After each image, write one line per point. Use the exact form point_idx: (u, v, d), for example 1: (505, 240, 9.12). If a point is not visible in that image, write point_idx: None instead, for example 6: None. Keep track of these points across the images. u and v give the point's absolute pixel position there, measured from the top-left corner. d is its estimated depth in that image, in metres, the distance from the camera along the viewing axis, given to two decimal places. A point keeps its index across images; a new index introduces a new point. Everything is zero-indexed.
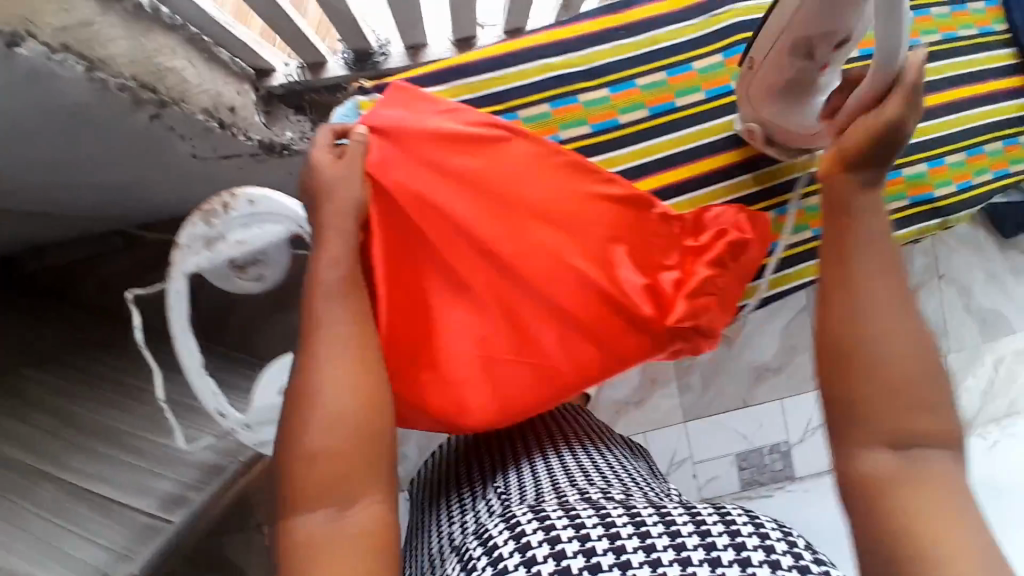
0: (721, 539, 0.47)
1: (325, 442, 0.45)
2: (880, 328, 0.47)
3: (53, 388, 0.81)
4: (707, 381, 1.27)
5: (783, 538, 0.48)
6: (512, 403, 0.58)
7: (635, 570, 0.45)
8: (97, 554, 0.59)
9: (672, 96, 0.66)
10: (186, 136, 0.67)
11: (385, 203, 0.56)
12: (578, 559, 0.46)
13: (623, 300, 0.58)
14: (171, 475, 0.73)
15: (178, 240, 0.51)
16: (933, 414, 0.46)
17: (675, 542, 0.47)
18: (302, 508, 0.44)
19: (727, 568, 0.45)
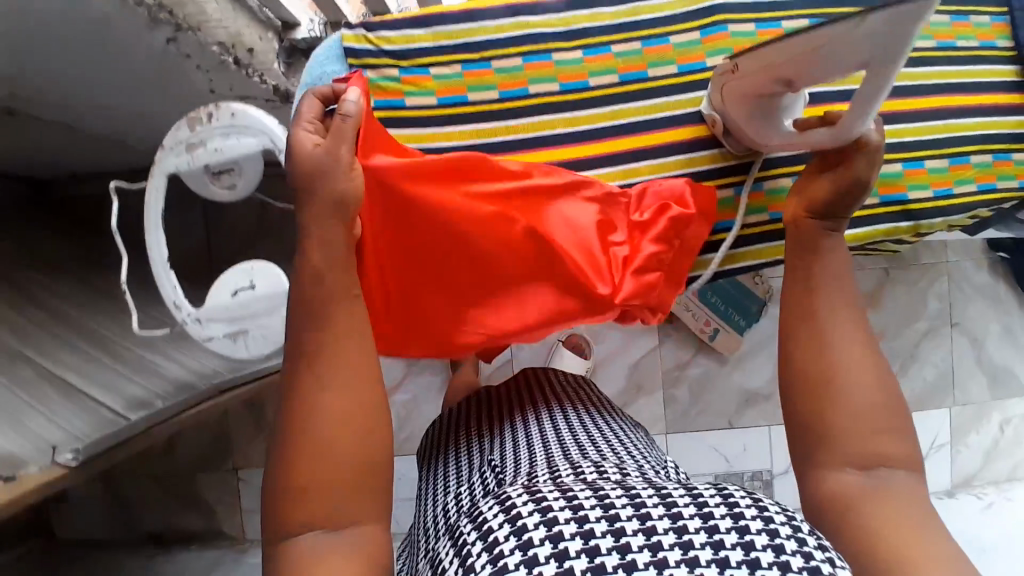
0: (723, 521, 0.42)
1: (316, 472, 0.43)
2: (837, 353, 0.51)
3: (60, 292, 0.88)
4: (695, 396, 1.24)
5: (789, 525, 0.42)
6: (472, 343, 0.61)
7: (635, 554, 0.41)
8: (55, 433, 0.63)
9: (636, 67, 0.64)
10: (202, 66, 0.73)
11: (375, 198, 0.54)
12: (574, 540, 0.42)
13: (590, 277, 0.59)
14: (141, 381, 0.78)
15: (163, 141, 0.55)
16: (889, 433, 0.48)
17: (675, 526, 0.42)
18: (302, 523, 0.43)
19: (730, 551, 0.40)
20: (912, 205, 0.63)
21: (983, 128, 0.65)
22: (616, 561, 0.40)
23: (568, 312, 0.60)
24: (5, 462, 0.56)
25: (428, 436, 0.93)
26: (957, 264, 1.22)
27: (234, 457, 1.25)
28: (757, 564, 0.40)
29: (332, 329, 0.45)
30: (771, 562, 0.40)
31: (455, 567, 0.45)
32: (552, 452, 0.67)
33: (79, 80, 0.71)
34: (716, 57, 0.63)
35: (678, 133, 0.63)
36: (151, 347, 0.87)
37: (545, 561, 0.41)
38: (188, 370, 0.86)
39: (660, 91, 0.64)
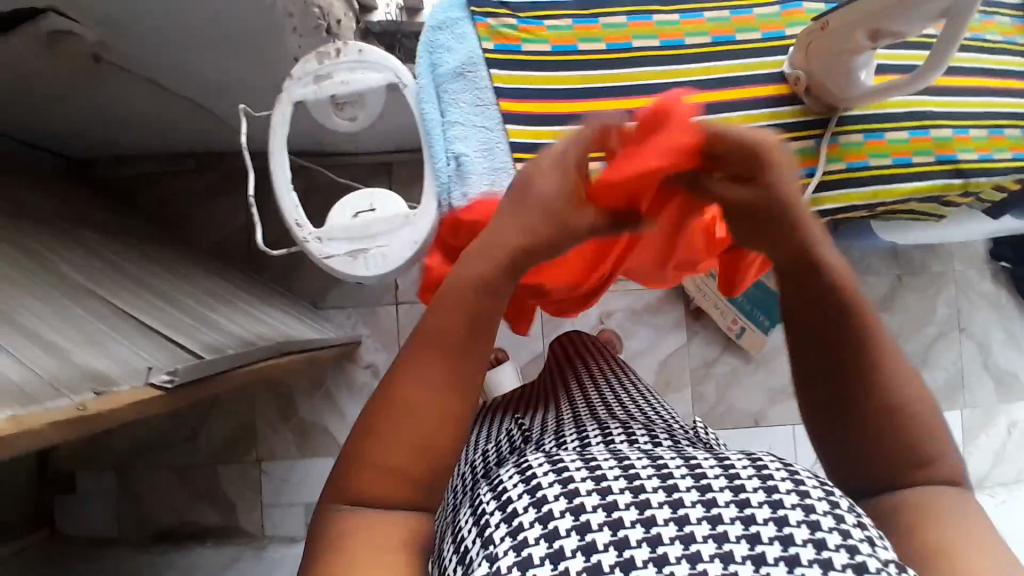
0: (756, 494, 0.34)
1: (389, 455, 0.33)
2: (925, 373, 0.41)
3: (119, 252, 0.89)
4: (721, 393, 1.27)
5: (836, 515, 0.33)
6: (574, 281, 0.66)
7: (660, 528, 0.33)
8: (140, 359, 0.61)
9: (725, 32, 0.71)
10: (298, 29, 0.77)
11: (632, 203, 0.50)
12: (597, 514, 0.34)
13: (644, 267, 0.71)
14: (209, 332, 0.77)
15: (292, 71, 0.58)
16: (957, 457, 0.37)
17: (702, 499, 0.34)
18: (362, 472, 0.34)
19: (762, 528, 0.33)
20: (962, 164, 0.71)
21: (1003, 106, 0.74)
22: (640, 535, 0.33)
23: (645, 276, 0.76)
24: (99, 378, 0.55)
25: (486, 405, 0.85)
26: (963, 273, 1.30)
27: (258, 448, 1.21)
28: (796, 561, 0.31)
29: (478, 314, 0.36)
30: (807, 543, 0.31)
31: (465, 541, 0.37)
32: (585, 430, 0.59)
33: (180, 34, 0.75)
34: (794, 28, 0.71)
35: (767, 88, 0.69)
36: (208, 307, 0.87)
37: (566, 534, 0.33)
38: (246, 331, 0.86)
39: (747, 53, 0.70)
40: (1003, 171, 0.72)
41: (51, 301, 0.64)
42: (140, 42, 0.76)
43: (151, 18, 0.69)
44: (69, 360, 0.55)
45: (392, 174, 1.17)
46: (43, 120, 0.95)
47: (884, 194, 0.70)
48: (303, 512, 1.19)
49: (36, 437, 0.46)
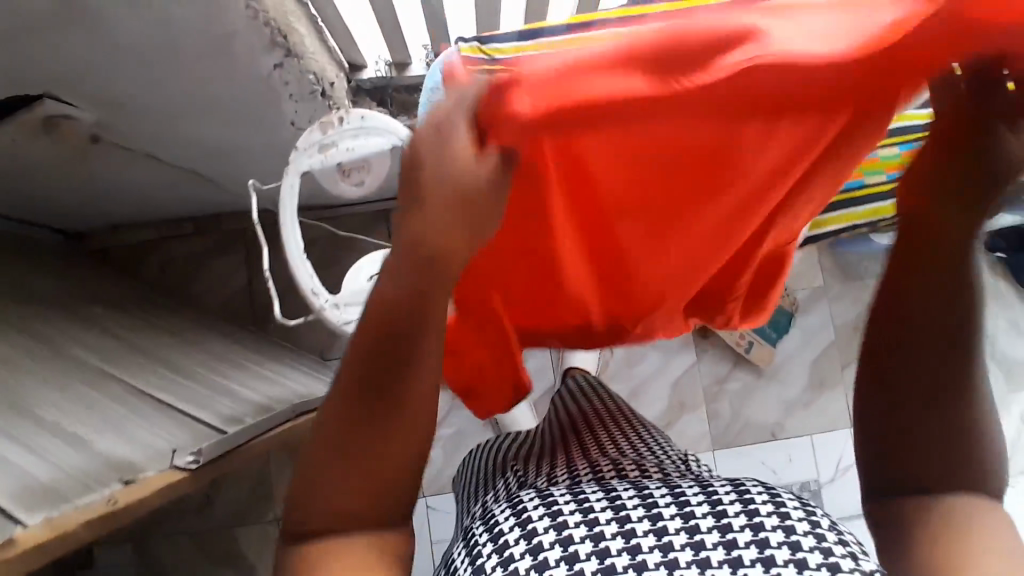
0: (737, 519, 0.43)
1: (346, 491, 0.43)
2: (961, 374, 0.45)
3: (128, 325, 0.88)
4: (735, 410, 1.27)
5: (811, 525, 0.43)
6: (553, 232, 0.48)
7: (645, 555, 0.42)
8: (161, 440, 0.61)
9: None
10: (294, 95, 0.78)
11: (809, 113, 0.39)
12: (585, 543, 0.43)
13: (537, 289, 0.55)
14: (225, 402, 0.77)
15: (297, 143, 0.59)
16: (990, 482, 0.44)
17: (686, 526, 0.43)
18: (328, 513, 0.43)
19: (743, 550, 0.41)
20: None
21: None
22: (626, 561, 0.42)
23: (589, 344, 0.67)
24: (124, 467, 0.55)
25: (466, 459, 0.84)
26: None
27: (276, 507, 1.20)
28: (771, 561, 0.41)
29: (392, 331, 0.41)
30: (786, 561, 0.40)
31: (464, 564, 0.47)
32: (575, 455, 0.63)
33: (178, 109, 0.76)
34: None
35: None
36: (220, 372, 0.86)
37: (555, 564, 0.42)
38: (260, 394, 0.85)
39: None
40: None
41: (71, 390, 0.64)
42: (138, 120, 0.77)
43: (151, 96, 0.71)
44: (94, 451, 0.55)
45: (390, 221, 1.18)
46: (44, 199, 0.96)
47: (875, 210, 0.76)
48: None
49: (69, 537, 0.45)
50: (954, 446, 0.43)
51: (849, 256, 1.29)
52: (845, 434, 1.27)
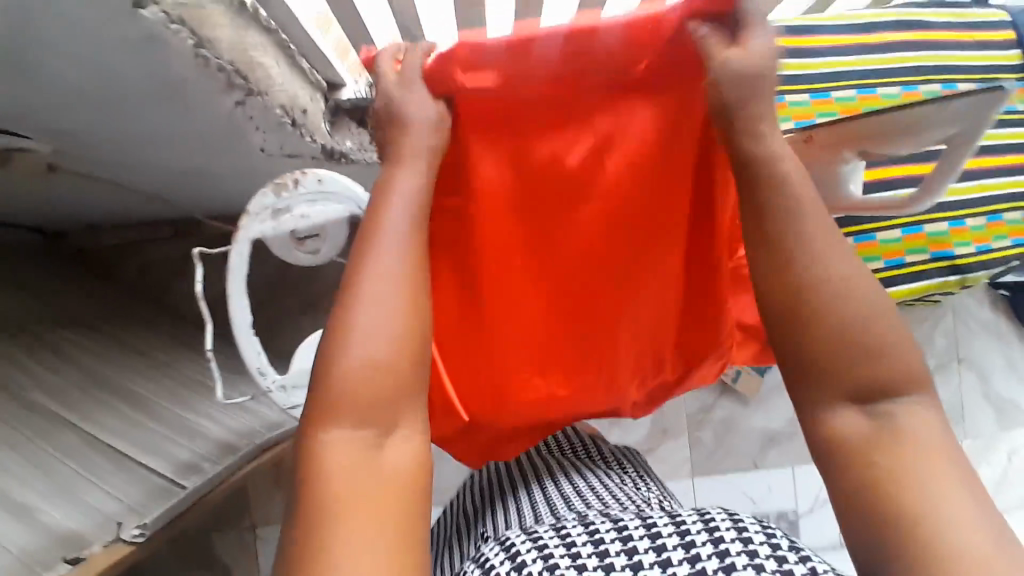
0: (699, 535, 0.44)
1: (369, 358, 0.39)
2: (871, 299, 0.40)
3: (95, 349, 0.86)
4: (718, 438, 1.25)
5: (765, 536, 0.43)
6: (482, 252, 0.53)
7: (617, 573, 0.43)
8: (111, 505, 0.61)
9: None
10: (261, 127, 0.74)
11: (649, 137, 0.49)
12: (569, 570, 0.44)
13: (460, 341, 0.56)
14: (185, 444, 0.75)
15: (248, 208, 0.55)
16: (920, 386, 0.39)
17: (659, 558, 0.44)
18: (336, 424, 0.38)
19: (706, 561, 0.42)
20: (959, 260, 0.76)
21: (997, 190, 0.78)
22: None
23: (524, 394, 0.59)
24: (68, 542, 0.55)
25: (440, 525, 0.82)
26: (960, 302, 1.28)
27: (252, 515, 1.20)
28: (732, 567, 0.41)
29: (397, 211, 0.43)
30: (744, 564, 0.41)
31: None
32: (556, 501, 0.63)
33: (137, 135, 0.72)
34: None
35: None
36: (188, 406, 0.84)
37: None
38: (228, 429, 0.83)
39: None
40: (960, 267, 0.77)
41: (20, 445, 0.62)
42: (97, 145, 0.73)
43: (107, 124, 0.68)
44: (39, 523, 0.56)
45: None
46: (10, 212, 0.93)
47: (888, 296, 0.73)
48: None
49: None
50: (876, 365, 0.38)
51: None
52: None
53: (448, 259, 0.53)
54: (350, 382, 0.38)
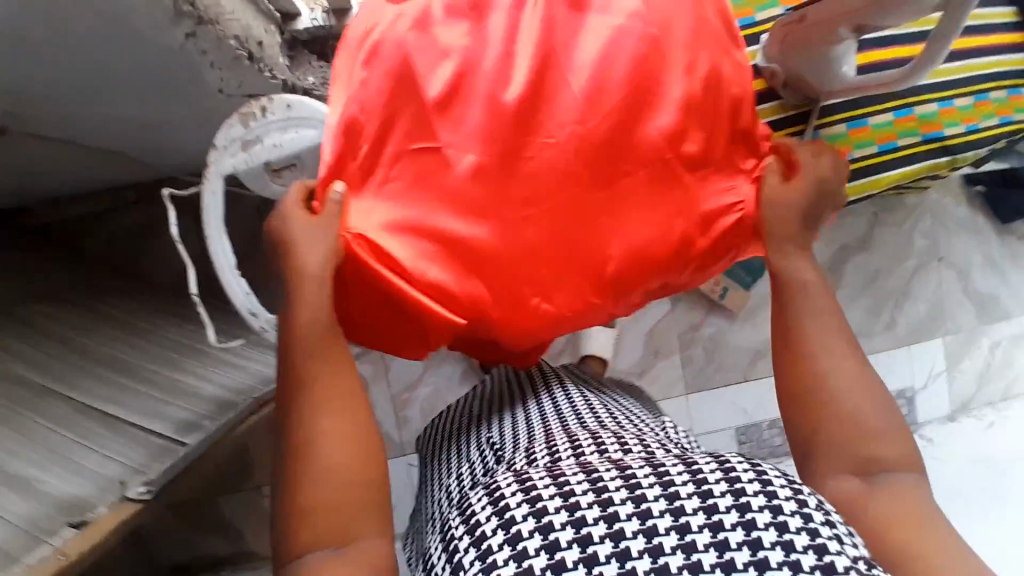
0: (723, 501, 0.42)
1: (328, 460, 0.48)
2: (827, 374, 0.54)
3: (73, 323, 0.83)
4: (708, 355, 1.28)
5: (792, 496, 0.43)
6: (444, 171, 0.54)
7: (629, 540, 0.41)
8: (114, 468, 0.60)
9: None
10: (215, 63, 0.67)
11: (554, 42, 0.55)
12: (565, 531, 0.42)
13: (441, 265, 0.55)
14: (182, 405, 0.74)
15: (216, 141, 0.52)
16: (884, 442, 0.51)
17: (677, 524, 0.41)
18: (303, 531, 0.47)
19: (729, 533, 0.40)
20: (948, 141, 0.77)
21: (987, 67, 0.77)
22: (609, 551, 0.40)
23: (517, 306, 0.57)
24: (72, 507, 0.54)
25: (428, 429, 0.82)
26: (939, 202, 1.31)
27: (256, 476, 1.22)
28: (758, 545, 0.40)
29: (370, 157, 0.54)
30: (772, 542, 0.40)
31: (446, 560, 0.46)
32: (549, 424, 0.60)
33: (88, 83, 0.67)
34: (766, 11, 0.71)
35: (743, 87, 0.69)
36: (176, 367, 0.83)
37: (535, 553, 0.41)
38: (224, 387, 0.82)
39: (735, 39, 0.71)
40: (954, 149, 0.77)
41: (12, 421, 0.60)
42: (46, 96, 0.68)
43: (50, 74, 0.63)
44: (39, 493, 0.54)
45: None
46: None
47: (878, 181, 0.77)
48: None
49: None
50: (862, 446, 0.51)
51: None
52: None
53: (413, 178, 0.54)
54: (307, 482, 0.48)
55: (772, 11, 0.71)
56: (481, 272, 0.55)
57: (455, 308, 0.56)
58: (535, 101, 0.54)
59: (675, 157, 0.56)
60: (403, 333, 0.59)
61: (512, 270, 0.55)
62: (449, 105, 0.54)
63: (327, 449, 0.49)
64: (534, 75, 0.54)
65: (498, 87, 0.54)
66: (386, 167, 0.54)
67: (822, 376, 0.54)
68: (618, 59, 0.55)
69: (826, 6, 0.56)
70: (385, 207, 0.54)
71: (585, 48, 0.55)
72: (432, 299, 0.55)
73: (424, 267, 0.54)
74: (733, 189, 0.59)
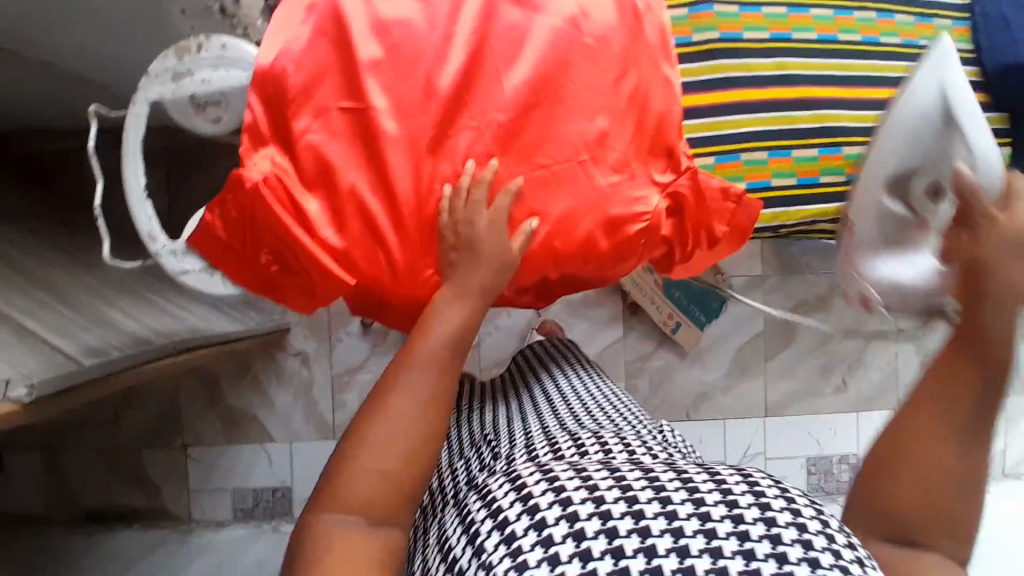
0: (750, 512, 0.40)
1: (406, 444, 0.49)
2: (956, 463, 0.51)
3: (17, 242, 0.86)
4: (655, 388, 1.27)
5: (816, 516, 0.42)
6: (364, 133, 0.54)
7: (654, 539, 0.39)
8: (4, 369, 0.60)
9: (682, 33, 0.79)
10: (185, 10, 0.70)
11: (491, 31, 0.57)
12: (591, 522, 0.41)
13: (341, 223, 0.54)
14: (98, 333, 0.75)
15: (148, 68, 0.54)
16: (952, 529, 0.50)
17: (704, 529, 0.39)
18: (345, 505, 0.47)
19: (757, 544, 0.38)
20: None
21: None
22: (636, 545, 0.39)
23: (412, 277, 0.56)
24: None
25: None
26: None
27: (184, 434, 1.22)
28: (784, 558, 0.38)
29: (277, 96, 0.53)
30: (800, 558, 0.38)
31: (464, 545, 0.47)
32: (555, 432, 0.62)
33: (63, 12, 0.70)
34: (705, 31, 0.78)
35: (697, 97, 0.79)
36: (108, 302, 0.85)
37: (561, 541, 0.40)
38: (147, 327, 0.83)
39: (696, 55, 0.79)
40: None
41: None
42: (22, 20, 0.71)
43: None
44: None
45: None
46: None
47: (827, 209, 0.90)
48: (229, 496, 1.22)
49: None
50: (936, 518, 0.50)
51: (792, 250, 1.28)
52: (779, 419, 1.29)
53: (330, 133, 0.54)
54: (367, 460, 0.47)
55: (710, 34, 0.79)
56: (379, 236, 0.54)
57: (348, 269, 0.55)
58: (472, 82, 0.56)
59: (600, 160, 0.58)
60: (298, 287, 0.59)
61: (415, 238, 0.55)
62: (378, 70, 0.55)
63: (408, 436, 0.49)
64: (469, 57, 0.56)
65: (431, 63, 0.56)
66: (292, 112, 0.53)
67: (955, 461, 0.51)
68: (552, 55, 0.57)
69: (857, 195, 0.85)
70: (290, 156, 0.54)
71: (522, 39, 0.57)
72: (327, 257, 0.54)
73: (322, 222, 0.54)
74: (642, 199, 0.60)
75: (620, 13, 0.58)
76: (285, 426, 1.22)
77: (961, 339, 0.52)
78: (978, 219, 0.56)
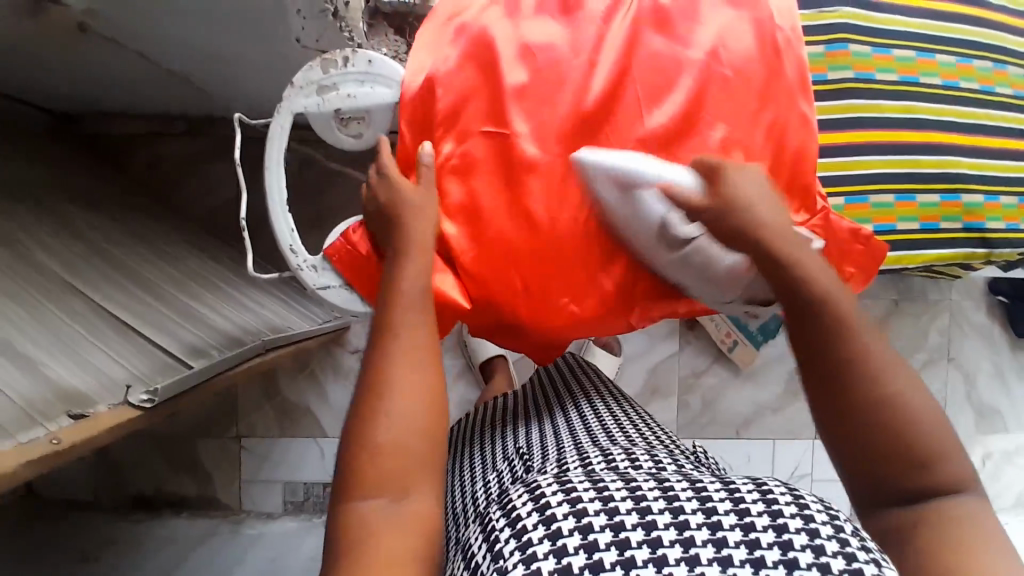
0: (760, 518, 0.39)
1: (400, 414, 0.47)
2: (898, 390, 0.49)
3: (105, 232, 0.85)
4: (707, 405, 1.27)
5: (829, 520, 0.39)
6: (501, 162, 0.54)
7: (666, 549, 0.38)
8: (121, 372, 0.60)
9: None
10: (302, 11, 0.68)
11: (634, 62, 0.56)
12: (604, 533, 0.39)
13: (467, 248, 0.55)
14: (193, 331, 0.75)
15: (294, 79, 0.54)
16: (946, 464, 0.48)
17: (715, 538, 0.38)
18: (367, 495, 0.45)
19: (766, 551, 0.38)
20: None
21: None
22: (641, 537, 0.39)
23: (546, 304, 0.56)
24: (74, 397, 0.54)
25: (450, 437, 0.89)
26: (959, 306, 1.31)
27: (238, 425, 1.22)
28: (794, 565, 0.37)
29: (423, 122, 0.54)
30: (809, 564, 0.37)
31: (481, 549, 0.44)
32: (587, 448, 0.62)
33: (179, 3, 0.68)
34: (886, 74, 0.64)
35: None
36: (194, 296, 0.84)
37: (574, 551, 0.39)
38: (235, 325, 0.83)
39: None
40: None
41: (39, 305, 0.63)
42: (133, 10, 0.70)
43: None
44: (44, 375, 0.54)
45: None
46: (35, 86, 0.91)
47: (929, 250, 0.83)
48: (279, 489, 1.23)
49: (8, 478, 0.45)
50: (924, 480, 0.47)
51: None
52: None
53: (472, 161, 0.54)
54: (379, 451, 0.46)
55: None
56: (514, 262, 0.55)
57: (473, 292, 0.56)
58: (609, 113, 0.56)
59: None
60: None
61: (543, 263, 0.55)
62: (521, 97, 0.54)
63: (403, 413, 0.47)
64: (610, 86, 0.55)
65: (571, 92, 0.55)
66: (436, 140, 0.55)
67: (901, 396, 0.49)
68: (693, 87, 0.56)
69: None
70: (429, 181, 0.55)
71: (665, 71, 0.56)
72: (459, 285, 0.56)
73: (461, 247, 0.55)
74: None
75: (764, 45, 0.57)
76: (339, 420, 1.23)
77: (792, 324, 0.53)
78: (716, 219, 0.53)
